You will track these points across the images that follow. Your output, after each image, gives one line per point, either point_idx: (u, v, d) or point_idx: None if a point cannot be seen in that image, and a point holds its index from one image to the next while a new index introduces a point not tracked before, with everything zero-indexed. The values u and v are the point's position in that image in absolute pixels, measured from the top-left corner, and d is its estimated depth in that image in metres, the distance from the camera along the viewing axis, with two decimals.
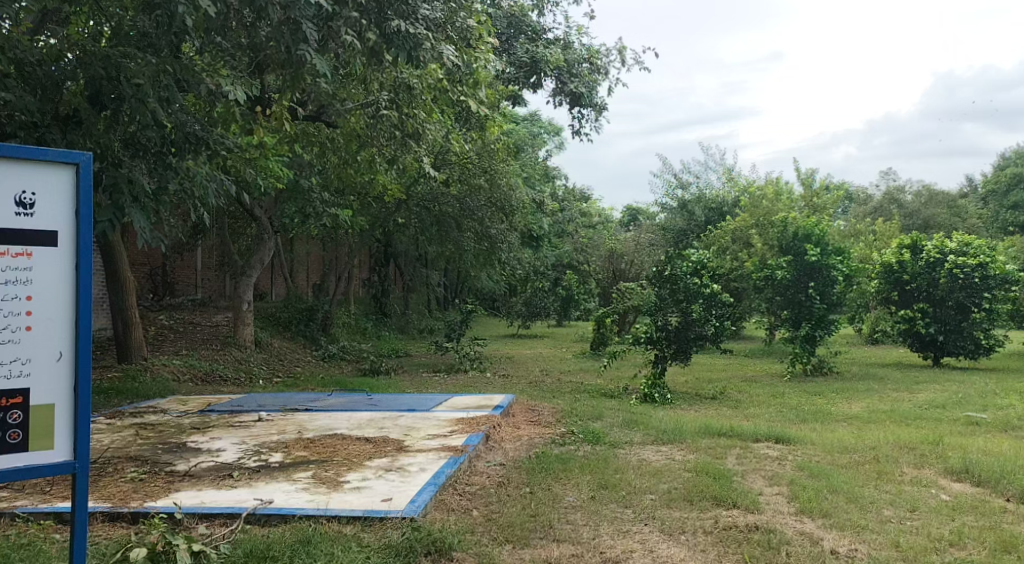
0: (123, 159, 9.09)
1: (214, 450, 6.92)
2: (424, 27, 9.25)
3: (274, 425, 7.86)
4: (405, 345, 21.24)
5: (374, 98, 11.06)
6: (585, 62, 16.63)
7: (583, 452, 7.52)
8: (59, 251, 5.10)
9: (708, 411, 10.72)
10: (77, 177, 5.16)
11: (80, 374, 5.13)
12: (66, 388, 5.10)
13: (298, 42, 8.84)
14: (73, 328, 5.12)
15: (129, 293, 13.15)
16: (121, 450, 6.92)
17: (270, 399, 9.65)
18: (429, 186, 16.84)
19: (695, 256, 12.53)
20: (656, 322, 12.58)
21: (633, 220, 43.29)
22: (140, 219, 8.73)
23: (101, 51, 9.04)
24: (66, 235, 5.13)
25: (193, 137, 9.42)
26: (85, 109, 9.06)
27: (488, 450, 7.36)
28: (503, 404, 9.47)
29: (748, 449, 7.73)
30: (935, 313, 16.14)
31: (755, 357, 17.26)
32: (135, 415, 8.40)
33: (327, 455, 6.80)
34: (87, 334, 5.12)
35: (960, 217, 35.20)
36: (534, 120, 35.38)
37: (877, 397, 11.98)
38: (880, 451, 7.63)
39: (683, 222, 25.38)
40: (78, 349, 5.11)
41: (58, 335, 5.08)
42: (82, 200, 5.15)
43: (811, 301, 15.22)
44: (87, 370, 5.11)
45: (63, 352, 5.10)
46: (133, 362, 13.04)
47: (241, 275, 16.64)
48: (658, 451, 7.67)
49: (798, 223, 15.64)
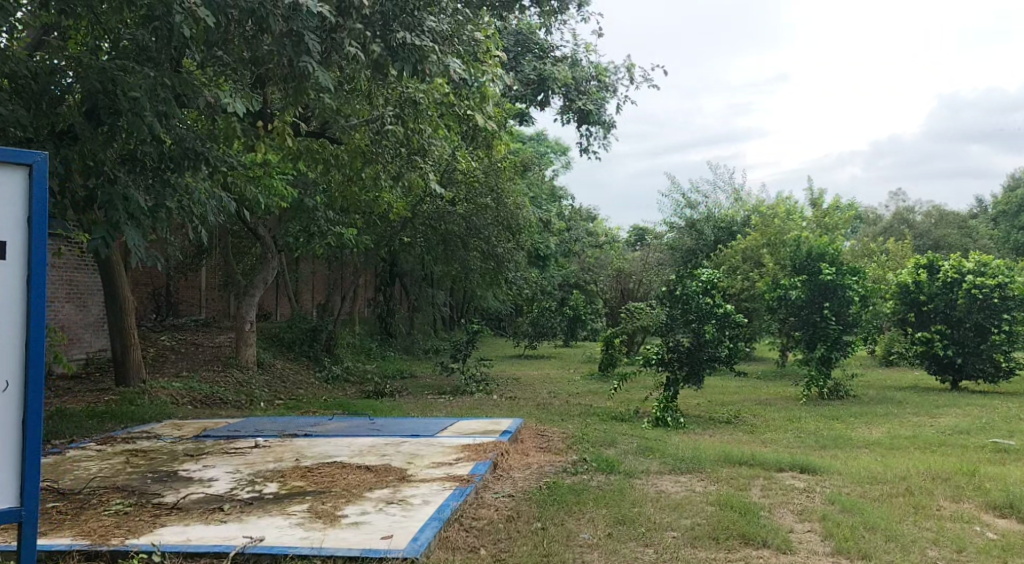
0: (118, 176, 8.73)
1: (206, 480, 6.55)
2: (431, 40, 8.93)
3: (270, 452, 7.48)
4: (410, 365, 20.87)
5: (380, 113, 10.72)
6: (593, 80, 16.35)
7: (597, 482, 7.13)
8: (9, 264, 4.91)
9: (723, 436, 10.35)
10: (29, 183, 4.97)
11: (28, 401, 4.95)
12: (14, 417, 4.91)
13: (300, 54, 8.43)
14: (22, 352, 4.93)
15: (128, 313, 12.81)
16: (108, 480, 6.56)
17: (269, 424, 9.28)
18: (435, 205, 16.51)
19: (705, 275, 12.16)
20: (667, 343, 12.17)
21: (639, 241, 42.97)
22: (136, 236, 8.33)
23: (97, 64, 8.65)
24: (16, 247, 4.94)
25: (192, 153, 9.12)
26: (81, 125, 8.63)
27: (496, 479, 6.98)
28: (511, 429, 9.09)
29: (773, 479, 7.34)
30: (953, 334, 15.74)
31: (769, 380, 16.84)
32: (128, 441, 8.04)
33: (326, 486, 6.43)
34: (37, 358, 4.95)
35: (970, 238, 34.83)
36: (540, 139, 35.05)
37: (898, 422, 11.55)
38: (911, 482, 7.23)
39: (691, 241, 24.67)
40: (28, 374, 4.93)
41: (6, 360, 4.88)
42: (33, 208, 4.97)
43: (826, 322, 14.80)
44: (36, 396, 4.94)
45: (10, 381, 4.90)
46: (131, 384, 12.71)
47: (243, 295, 16.34)
48: (676, 482, 7.27)
49: (811, 242, 15.30)
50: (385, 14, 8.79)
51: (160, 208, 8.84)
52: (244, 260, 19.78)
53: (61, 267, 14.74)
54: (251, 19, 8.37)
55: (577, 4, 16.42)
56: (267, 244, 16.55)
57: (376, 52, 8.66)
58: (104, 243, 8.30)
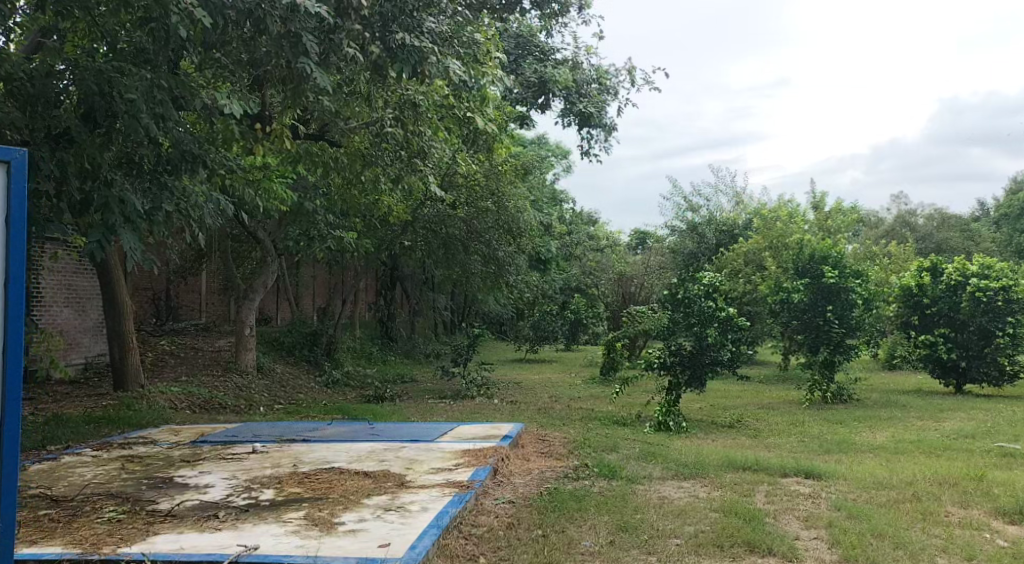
0: (115, 178, 8.64)
1: (201, 486, 6.45)
2: (430, 41, 8.83)
3: (268, 458, 7.38)
4: (411, 370, 20.79)
5: (379, 115, 10.65)
6: (594, 82, 16.26)
7: (598, 488, 7.03)
8: None
9: (726, 441, 10.26)
10: (9, 178, 5.03)
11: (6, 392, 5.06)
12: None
13: (298, 56, 8.34)
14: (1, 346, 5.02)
15: (128, 317, 12.72)
16: (102, 486, 6.46)
17: (267, 429, 9.19)
18: (435, 209, 16.42)
19: (707, 278, 12.06)
20: (669, 347, 12.07)
21: (641, 244, 42.85)
22: (132, 239, 8.27)
23: (94, 65, 8.51)
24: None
25: (190, 155, 9.00)
26: (77, 127, 8.51)
27: (496, 485, 6.88)
28: (511, 434, 9.00)
29: (777, 485, 7.23)
30: (957, 337, 15.63)
31: (772, 383, 16.74)
32: (124, 447, 7.95)
33: (323, 492, 6.33)
34: (14, 352, 5.04)
35: (973, 241, 34.71)
36: (541, 143, 34.95)
37: (902, 426, 11.44)
38: (917, 487, 7.14)
39: (693, 245, 24.55)
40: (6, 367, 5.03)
41: None
42: (13, 203, 5.04)
43: (829, 326, 14.69)
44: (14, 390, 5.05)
45: None
46: (130, 390, 12.61)
47: (243, 299, 16.27)
48: (678, 488, 7.17)
49: (813, 245, 15.23)
50: (384, 15, 8.70)
51: (156, 210, 8.77)
52: (244, 264, 19.69)
53: (59, 272, 14.66)
54: (248, 20, 8.29)
55: (578, 7, 16.36)
56: (266, 248, 16.46)
57: (375, 53, 8.64)
58: (99, 245, 8.31)
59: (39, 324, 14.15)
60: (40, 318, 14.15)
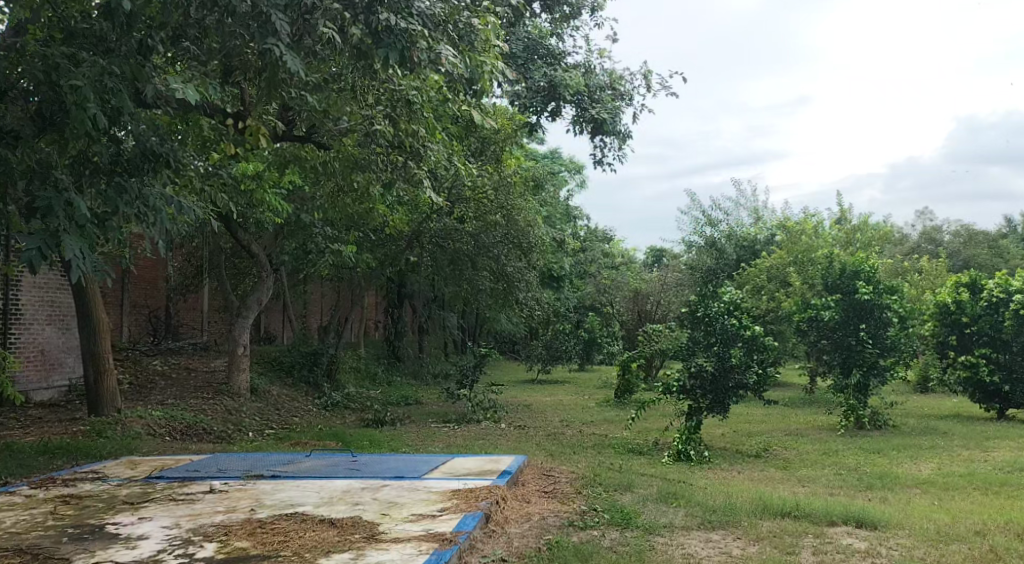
0: (64, 180, 7.21)
1: (132, 539, 5.47)
2: (421, 25, 7.77)
3: (224, 500, 6.38)
4: (416, 391, 19.76)
5: (369, 113, 9.59)
6: (607, 88, 15.19)
7: (610, 542, 5.97)
8: None
9: (755, 473, 9.28)
10: None
11: None
12: None
13: (266, 36, 7.34)
14: None
15: (105, 336, 11.63)
16: (14, 538, 5.51)
17: (238, 462, 8.20)
18: (442, 223, 15.48)
19: (729, 295, 10.98)
20: (689, 367, 11.01)
21: (656, 262, 41.43)
22: (78, 248, 6.83)
23: (40, 51, 7.34)
24: None
25: (153, 153, 7.70)
26: (22, 122, 7.32)
27: (486, 538, 5.86)
28: (511, 469, 7.93)
29: (826, 537, 6.18)
30: (1000, 358, 14.51)
31: (800, 408, 15.63)
32: (68, 483, 6.97)
33: (274, 548, 5.33)
34: None
35: (1003, 258, 33.35)
36: (554, 157, 33.92)
37: (948, 457, 10.36)
38: (993, 541, 6.11)
39: (712, 261, 23.09)
40: None
41: None
42: None
43: (862, 346, 13.55)
44: None
45: None
46: (104, 415, 11.54)
47: (236, 316, 15.14)
48: (706, 542, 6.08)
49: (843, 259, 14.11)
50: None
51: (110, 216, 7.36)
52: (244, 281, 18.68)
53: (36, 289, 13.69)
54: None
55: (592, 9, 15.28)
56: (260, 263, 15.30)
57: (355, 35, 7.59)
58: (39, 254, 6.69)
59: (14, 345, 13.20)
60: (16, 339, 13.21)
